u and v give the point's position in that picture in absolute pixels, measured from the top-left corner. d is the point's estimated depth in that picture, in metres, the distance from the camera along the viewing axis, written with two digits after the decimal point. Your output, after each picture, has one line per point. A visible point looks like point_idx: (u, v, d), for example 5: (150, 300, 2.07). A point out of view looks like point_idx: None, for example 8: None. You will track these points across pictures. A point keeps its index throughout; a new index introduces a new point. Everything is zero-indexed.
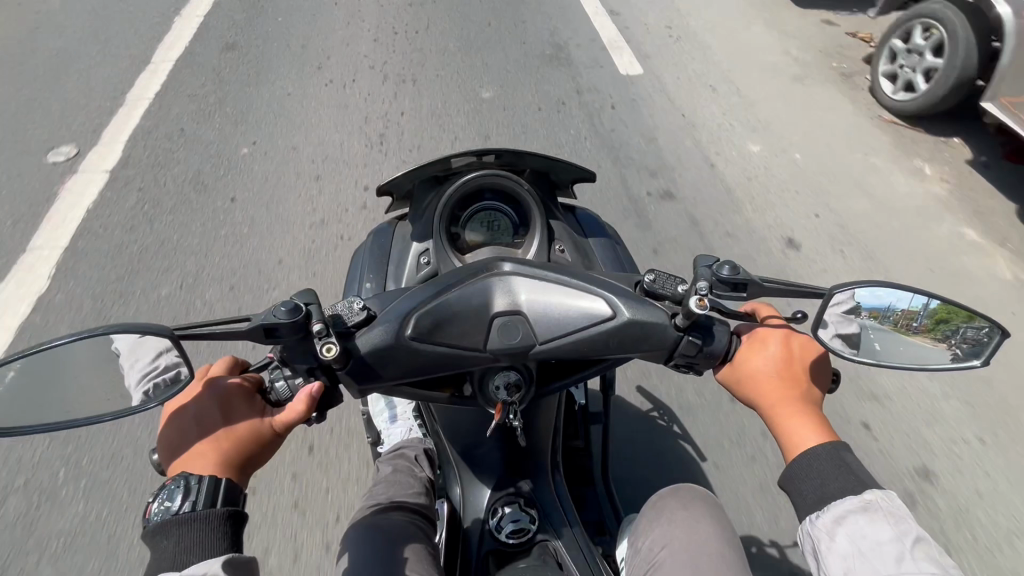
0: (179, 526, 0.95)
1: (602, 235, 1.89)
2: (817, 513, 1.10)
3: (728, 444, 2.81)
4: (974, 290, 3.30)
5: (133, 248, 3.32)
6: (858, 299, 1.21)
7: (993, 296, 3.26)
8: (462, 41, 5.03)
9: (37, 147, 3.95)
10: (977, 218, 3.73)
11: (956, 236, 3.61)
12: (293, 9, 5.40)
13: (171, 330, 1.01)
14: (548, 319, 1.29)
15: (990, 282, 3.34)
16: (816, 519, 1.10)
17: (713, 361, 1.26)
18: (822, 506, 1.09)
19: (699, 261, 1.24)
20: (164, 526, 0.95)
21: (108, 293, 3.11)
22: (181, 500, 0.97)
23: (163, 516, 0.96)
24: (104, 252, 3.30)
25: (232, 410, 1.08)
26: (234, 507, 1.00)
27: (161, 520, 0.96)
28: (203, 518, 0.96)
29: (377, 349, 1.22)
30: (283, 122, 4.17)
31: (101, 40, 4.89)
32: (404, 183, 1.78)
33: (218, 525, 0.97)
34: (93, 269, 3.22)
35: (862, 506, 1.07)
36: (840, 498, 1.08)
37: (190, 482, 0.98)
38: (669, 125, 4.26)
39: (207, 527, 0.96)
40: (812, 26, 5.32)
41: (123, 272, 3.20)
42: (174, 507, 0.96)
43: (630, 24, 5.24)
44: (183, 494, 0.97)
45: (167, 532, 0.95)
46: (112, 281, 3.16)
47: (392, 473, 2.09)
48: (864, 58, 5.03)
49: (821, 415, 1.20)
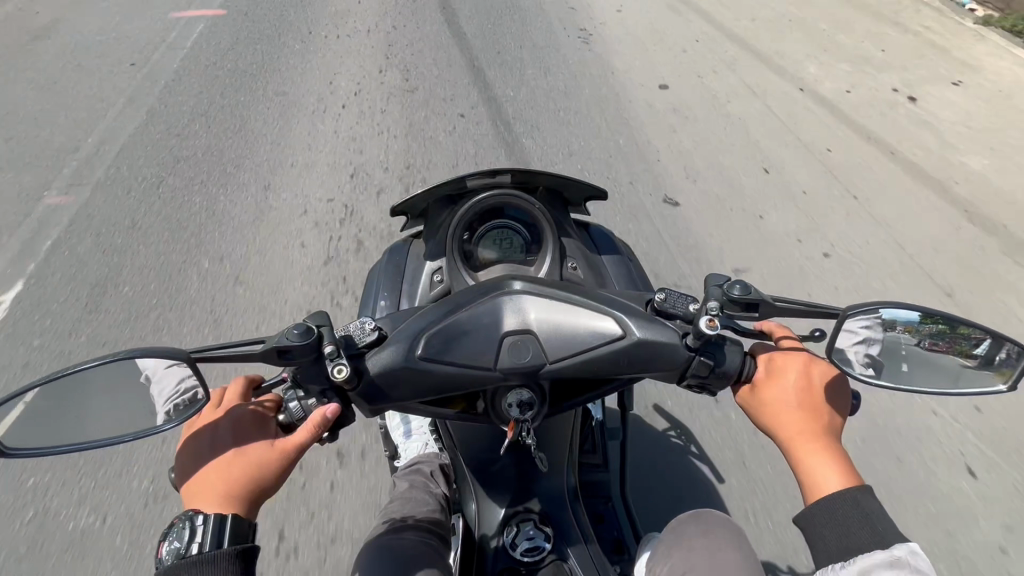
0: (188, 568, 0.96)
1: (615, 251, 1.88)
2: (842, 563, 1.04)
3: (745, 464, 2.76)
4: (992, 302, 3.27)
5: (151, 265, 3.39)
6: (879, 315, 1.17)
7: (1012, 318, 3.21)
8: (472, 59, 5.13)
9: (56, 166, 4.05)
10: (992, 228, 3.71)
11: (972, 247, 3.59)
12: (304, 30, 5.55)
13: (189, 354, 1.05)
14: (558, 338, 1.29)
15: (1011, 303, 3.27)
16: (840, 569, 1.04)
17: (727, 380, 1.23)
18: (846, 559, 1.04)
19: (710, 280, 1.23)
20: (174, 568, 0.97)
21: (126, 309, 3.16)
22: (189, 541, 0.98)
23: (174, 558, 0.98)
24: (123, 268, 3.37)
25: (245, 436, 1.11)
26: (243, 544, 1.01)
27: (172, 561, 0.97)
28: (211, 559, 0.97)
29: (388, 369, 1.24)
30: (297, 139, 4.27)
31: (119, 60, 5.05)
32: (419, 202, 1.82)
33: (226, 564, 0.98)
34: (113, 285, 3.28)
35: (889, 560, 1.01)
36: (864, 551, 1.03)
37: (196, 522, 0.99)
38: (677, 139, 4.29)
39: (215, 567, 0.97)
40: (813, 46, 5.42)
41: (142, 288, 3.26)
42: (183, 548, 0.98)
43: (634, 42, 5.34)
44: (190, 534, 0.99)
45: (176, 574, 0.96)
46: (131, 297, 3.22)
47: (408, 489, 2.11)
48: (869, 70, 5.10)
49: (843, 452, 1.15)
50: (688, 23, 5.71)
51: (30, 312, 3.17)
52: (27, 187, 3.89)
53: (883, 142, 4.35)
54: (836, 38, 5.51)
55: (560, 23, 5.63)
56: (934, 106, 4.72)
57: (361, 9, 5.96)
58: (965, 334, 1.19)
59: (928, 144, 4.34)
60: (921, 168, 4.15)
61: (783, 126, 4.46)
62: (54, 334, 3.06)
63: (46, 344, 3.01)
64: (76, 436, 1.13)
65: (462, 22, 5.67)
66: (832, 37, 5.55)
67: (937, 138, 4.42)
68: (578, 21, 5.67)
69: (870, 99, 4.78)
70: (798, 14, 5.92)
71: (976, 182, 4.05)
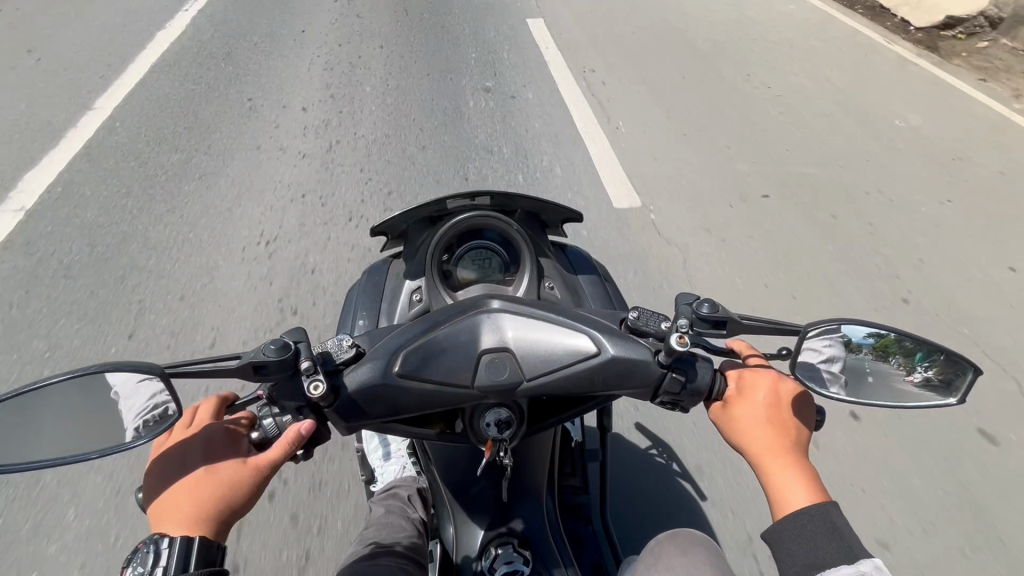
0: None
1: (592, 272, 1.93)
2: None
3: (726, 484, 2.77)
4: (955, 322, 3.44)
5: (125, 293, 3.32)
6: (836, 333, 1.23)
7: (976, 340, 3.32)
8: (461, 87, 5.32)
9: (42, 191, 4.05)
10: (952, 252, 3.90)
11: (935, 268, 3.76)
12: (286, 63, 5.68)
13: (163, 369, 1.04)
14: (534, 356, 1.32)
15: (977, 327, 3.40)
16: None
17: (699, 398, 1.27)
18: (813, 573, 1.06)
19: (680, 299, 1.28)
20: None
21: (99, 332, 3.12)
22: (154, 563, 0.95)
23: None
24: (96, 298, 3.29)
25: (218, 454, 1.09)
26: (210, 566, 0.98)
27: None
28: None
29: (365, 385, 1.24)
30: (285, 164, 4.34)
31: (97, 93, 5.08)
32: (399, 223, 1.84)
33: None
34: (85, 314, 3.21)
35: None
36: (831, 565, 1.05)
37: (163, 543, 0.97)
38: (658, 164, 4.44)
39: None
40: (787, 78, 5.69)
41: (114, 318, 3.18)
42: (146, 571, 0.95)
43: (618, 71, 5.57)
44: (155, 557, 0.96)
45: None
46: (102, 327, 3.14)
47: (384, 515, 2.08)
48: (841, 102, 5.38)
49: (811, 470, 1.18)
50: (665, 53, 5.94)
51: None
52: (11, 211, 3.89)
53: (850, 172, 4.54)
54: (805, 72, 5.81)
55: (535, 56, 5.80)
56: (895, 136, 4.97)
57: (337, 41, 6.12)
58: (916, 354, 1.26)
59: (894, 174, 4.53)
60: (887, 196, 4.33)
61: (759, 151, 4.65)
62: (27, 358, 3.00)
63: (18, 367, 2.95)
64: (37, 450, 1.10)
65: (438, 57, 5.84)
66: (804, 71, 5.82)
67: (903, 164, 4.65)
68: (552, 54, 5.83)
69: (841, 128, 5.03)
70: (764, 48, 6.16)
71: (939, 211, 4.24)
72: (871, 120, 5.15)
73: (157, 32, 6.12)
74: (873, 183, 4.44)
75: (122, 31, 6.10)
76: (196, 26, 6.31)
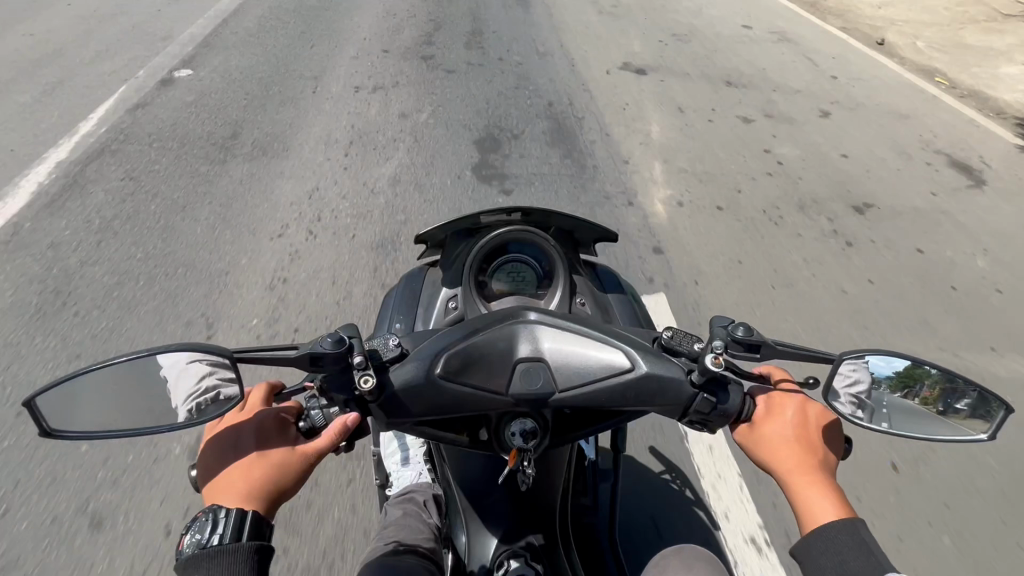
0: (208, 558, 0.99)
1: (621, 291, 1.98)
2: None
3: (741, 513, 2.75)
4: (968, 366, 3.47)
5: (162, 291, 3.47)
6: (866, 368, 1.27)
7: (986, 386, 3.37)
8: (494, 106, 5.49)
9: (91, 187, 4.27)
10: (970, 298, 3.94)
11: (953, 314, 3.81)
12: (329, 77, 5.94)
13: (232, 354, 1.11)
14: (567, 367, 1.36)
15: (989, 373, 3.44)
16: None
17: (728, 420, 1.30)
18: None
19: (714, 322, 1.32)
20: (194, 559, 0.99)
21: (134, 321, 3.25)
22: (210, 532, 1.01)
23: (194, 549, 1.00)
24: (134, 294, 3.42)
25: (269, 439, 1.14)
26: (259, 541, 1.03)
27: (192, 553, 1.00)
28: (229, 551, 1.00)
29: (407, 384, 1.30)
30: (322, 172, 4.52)
31: (149, 98, 5.38)
32: (437, 234, 1.92)
33: (244, 557, 1.00)
34: (124, 305, 3.37)
35: None
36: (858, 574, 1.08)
37: (219, 515, 1.03)
38: (681, 194, 4.54)
39: (234, 558, 0.99)
40: (814, 115, 5.77)
41: (150, 313, 3.33)
42: (204, 539, 1.01)
43: (645, 102, 5.73)
44: (212, 527, 1.02)
45: (196, 564, 0.99)
46: (140, 321, 3.27)
47: (402, 517, 2.10)
48: (868, 141, 5.44)
49: (838, 487, 1.20)
50: (694, 86, 6.11)
51: (37, 331, 3.22)
52: (63, 205, 4.12)
53: (875, 213, 4.57)
54: (833, 111, 5.90)
55: (563, 82, 5.96)
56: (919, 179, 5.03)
57: (371, 58, 6.37)
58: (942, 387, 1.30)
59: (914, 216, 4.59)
60: (910, 238, 4.38)
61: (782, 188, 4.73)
62: (69, 343, 3.16)
63: (60, 353, 3.10)
64: (99, 422, 1.14)
65: (467, 77, 6.03)
66: (833, 111, 5.90)
67: (926, 208, 4.71)
68: (580, 81, 6.02)
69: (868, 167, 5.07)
70: (785, 86, 6.27)
71: (957, 253, 4.30)
72: (897, 160, 5.20)
73: (205, 44, 6.45)
74: (894, 222, 4.50)
75: (170, 42, 6.44)
76: (246, 39, 6.64)
